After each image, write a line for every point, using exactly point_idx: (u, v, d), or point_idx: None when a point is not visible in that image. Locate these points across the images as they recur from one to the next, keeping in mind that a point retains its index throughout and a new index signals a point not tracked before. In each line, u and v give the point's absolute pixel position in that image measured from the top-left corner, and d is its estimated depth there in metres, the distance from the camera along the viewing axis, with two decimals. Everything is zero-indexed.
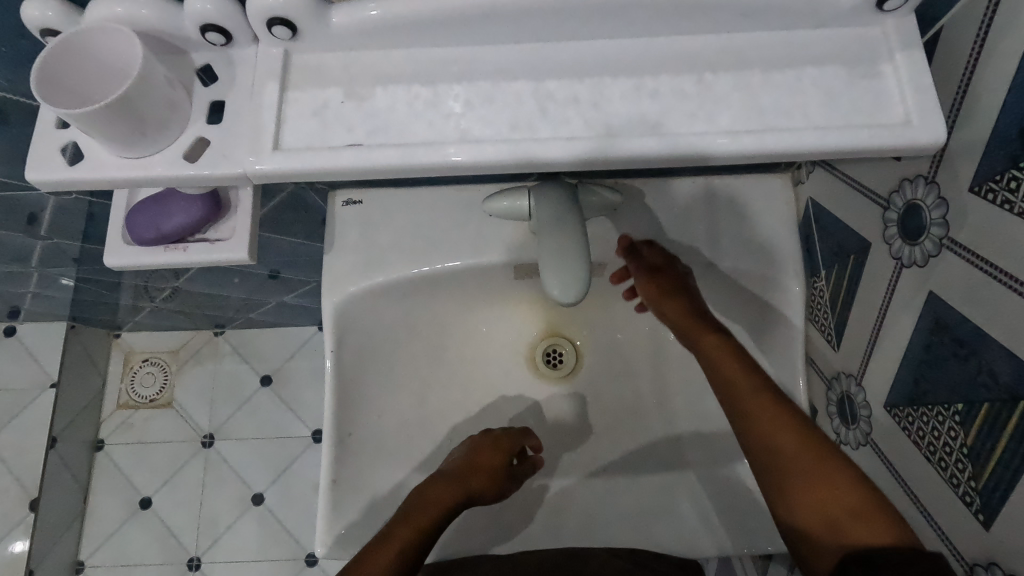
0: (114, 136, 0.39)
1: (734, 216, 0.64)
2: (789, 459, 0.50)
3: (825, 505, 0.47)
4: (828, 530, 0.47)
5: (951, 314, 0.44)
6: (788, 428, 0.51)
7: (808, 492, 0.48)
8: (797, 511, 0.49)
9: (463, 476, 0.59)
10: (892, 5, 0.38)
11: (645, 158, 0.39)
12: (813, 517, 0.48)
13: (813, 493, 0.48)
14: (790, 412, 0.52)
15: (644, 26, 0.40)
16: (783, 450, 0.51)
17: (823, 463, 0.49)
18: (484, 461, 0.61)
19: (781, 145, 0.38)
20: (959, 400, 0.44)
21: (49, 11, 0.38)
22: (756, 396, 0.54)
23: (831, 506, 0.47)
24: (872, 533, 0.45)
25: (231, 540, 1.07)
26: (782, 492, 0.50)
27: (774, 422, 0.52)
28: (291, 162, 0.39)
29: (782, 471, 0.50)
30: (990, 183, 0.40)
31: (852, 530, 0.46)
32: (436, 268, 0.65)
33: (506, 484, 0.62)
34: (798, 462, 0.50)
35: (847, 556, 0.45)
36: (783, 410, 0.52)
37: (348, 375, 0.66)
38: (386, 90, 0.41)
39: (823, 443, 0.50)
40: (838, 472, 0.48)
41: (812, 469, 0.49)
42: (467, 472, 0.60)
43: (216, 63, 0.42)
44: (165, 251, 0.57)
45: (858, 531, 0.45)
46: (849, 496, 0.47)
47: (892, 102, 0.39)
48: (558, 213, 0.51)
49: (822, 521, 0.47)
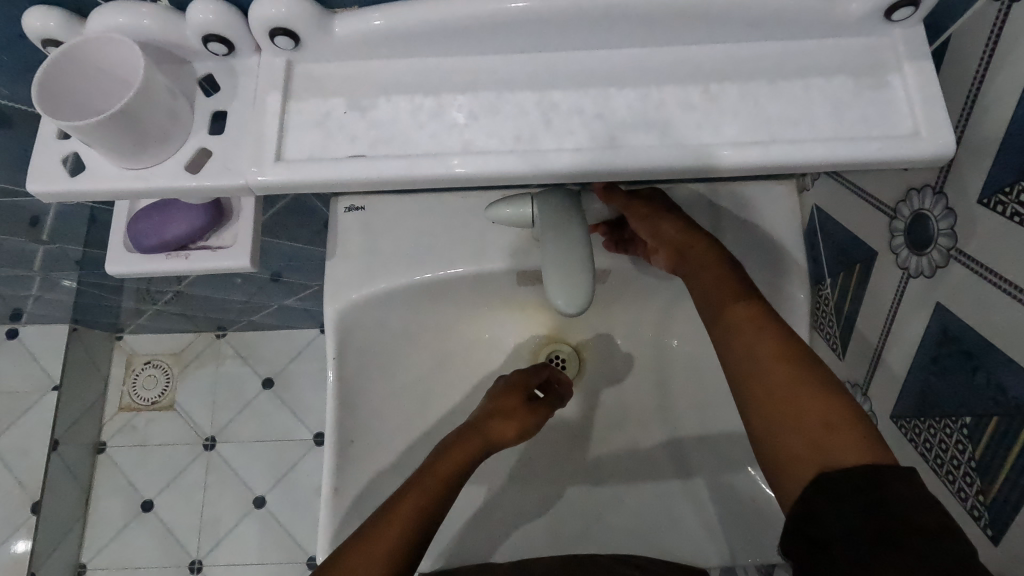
0: (115, 147, 0.38)
1: (739, 222, 0.63)
2: (771, 374, 0.46)
3: (801, 420, 0.43)
4: (798, 446, 0.43)
5: (959, 326, 0.44)
6: (772, 343, 0.47)
7: (785, 405, 0.44)
8: (769, 423, 0.45)
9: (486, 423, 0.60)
10: (900, 16, 0.38)
11: (651, 168, 0.38)
12: (789, 434, 0.44)
13: (792, 410, 0.44)
14: (776, 326, 0.48)
15: (650, 36, 0.39)
16: (762, 362, 0.46)
17: (805, 379, 0.45)
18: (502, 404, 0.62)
19: (788, 156, 0.38)
20: (968, 412, 0.44)
21: (51, 21, 0.38)
22: (742, 308, 0.49)
23: (807, 424, 0.43)
24: (846, 454, 0.41)
25: (233, 543, 1.06)
26: (755, 400, 0.46)
27: (758, 333, 0.48)
28: (293, 173, 0.39)
29: (758, 383, 0.46)
30: (1000, 195, 0.39)
31: (826, 447, 0.42)
32: (439, 275, 0.65)
33: (527, 422, 0.62)
34: (778, 375, 0.45)
35: (817, 474, 0.41)
36: (771, 323, 0.48)
37: (350, 380, 0.65)
38: (389, 100, 0.41)
39: (809, 364, 0.45)
40: (817, 392, 0.44)
41: (794, 383, 0.45)
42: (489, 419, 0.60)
43: (218, 72, 0.42)
44: (167, 259, 0.57)
45: (830, 448, 0.42)
46: (829, 414, 0.43)
47: (900, 113, 0.39)
48: (562, 221, 0.50)
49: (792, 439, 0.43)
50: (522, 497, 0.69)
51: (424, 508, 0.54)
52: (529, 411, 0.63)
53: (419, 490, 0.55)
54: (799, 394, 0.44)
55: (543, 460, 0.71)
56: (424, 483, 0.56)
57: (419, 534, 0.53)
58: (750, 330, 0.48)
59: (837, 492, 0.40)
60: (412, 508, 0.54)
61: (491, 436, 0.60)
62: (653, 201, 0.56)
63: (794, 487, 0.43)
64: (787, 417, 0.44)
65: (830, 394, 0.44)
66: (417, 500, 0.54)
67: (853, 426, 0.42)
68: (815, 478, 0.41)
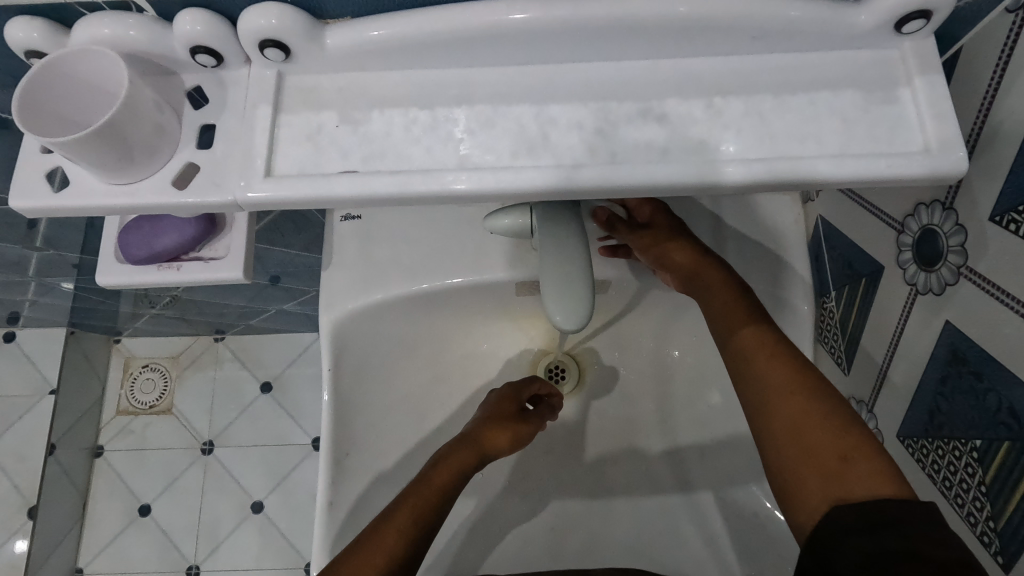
0: (100, 163, 0.37)
1: (741, 233, 0.62)
2: (785, 402, 0.46)
3: (815, 451, 0.44)
4: (813, 478, 0.43)
5: (969, 346, 0.42)
6: (784, 371, 0.47)
7: (799, 437, 0.45)
8: (785, 454, 0.45)
9: (481, 434, 0.60)
10: (910, 28, 0.37)
11: (652, 185, 0.37)
12: (803, 465, 0.44)
13: (807, 441, 0.44)
14: (787, 353, 0.49)
15: (651, 48, 0.38)
16: (776, 392, 0.47)
17: (819, 409, 0.45)
18: (495, 413, 0.62)
19: (795, 173, 0.37)
20: (978, 435, 0.43)
21: (33, 32, 0.37)
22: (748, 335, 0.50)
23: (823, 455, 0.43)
24: (866, 485, 0.41)
25: (230, 550, 1.05)
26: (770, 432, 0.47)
27: (770, 362, 0.48)
28: (283, 188, 0.38)
29: (771, 414, 0.47)
30: (1013, 213, 0.38)
31: (842, 479, 0.42)
32: (436, 285, 0.63)
33: (520, 432, 0.62)
34: (791, 405, 0.46)
35: (832, 507, 0.41)
36: (783, 351, 0.49)
37: (345, 392, 0.64)
38: (383, 114, 0.39)
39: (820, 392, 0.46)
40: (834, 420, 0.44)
41: (807, 412, 0.45)
42: (483, 429, 0.60)
43: (206, 84, 0.41)
44: (158, 270, 0.56)
45: (846, 481, 0.42)
46: (845, 445, 0.43)
47: (909, 128, 0.38)
48: (561, 234, 0.49)
49: (807, 470, 0.43)
50: (521, 510, 0.68)
51: (420, 520, 0.54)
52: (523, 422, 0.63)
53: (414, 502, 0.55)
54: (812, 424, 0.44)
55: (543, 473, 0.70)
56: (419, 495, 0.55)
57: (415, 546, 0.53)
58: (763, 359, 0.49)
59: (853, 524, 0.40)
60: (408, 519, 0.53)
61: (484, 447, 0.60)
62: (665, 228, 0.57)
63: (808, 521, 0.43)
64: (802, 448, 0.44)
65: (846, 424, 0.44)
66: (413, 512, 0.54)
67: (872, 457, 0.42)
68: (828, 512, 0.41)
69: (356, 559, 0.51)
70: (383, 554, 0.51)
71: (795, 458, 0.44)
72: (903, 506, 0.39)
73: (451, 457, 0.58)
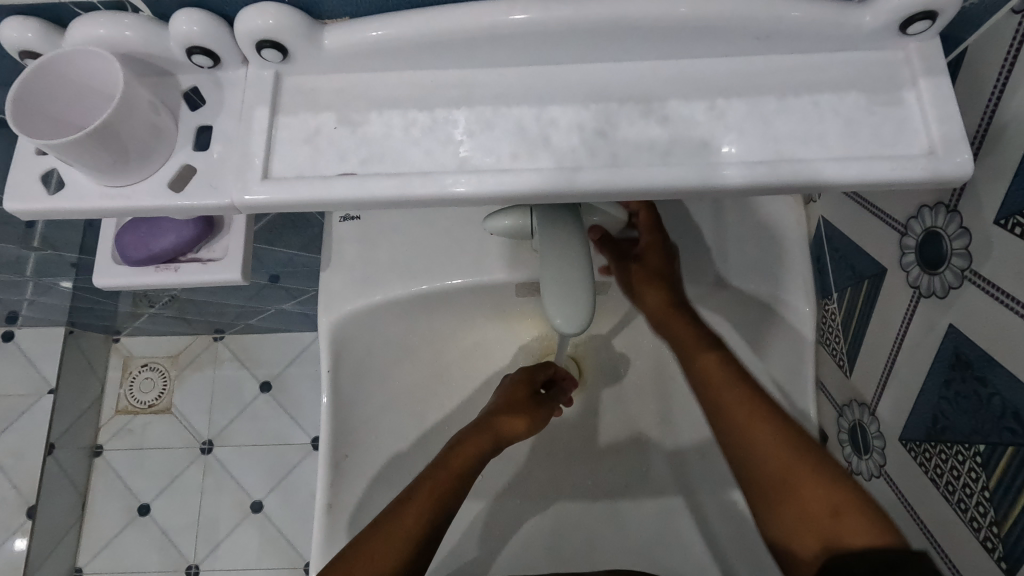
0: (95, 165, 0.37)
1: (743, 234, 0.62)
2: (765, 453, 0.52)
3: (814, 514, 0.48)
4: (809, 531, 0.48)
5: (974, 350, 0.42)
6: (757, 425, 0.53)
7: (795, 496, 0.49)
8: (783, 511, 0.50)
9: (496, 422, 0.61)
10: (916, 29, 0.36)
11: (655, 187, 0.37)
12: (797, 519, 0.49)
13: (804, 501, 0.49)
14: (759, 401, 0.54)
15: (654, 49, 0.38)
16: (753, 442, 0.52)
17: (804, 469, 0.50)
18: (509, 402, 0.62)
19: (799, 175, 0.36)
20: (982, 440, 0.42)
21: (29, 32, 0.36)
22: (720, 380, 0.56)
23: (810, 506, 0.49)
24: (855, 535, 0.46)
25: (229, 549, 1.05)
26: (765, 499, 0.51)
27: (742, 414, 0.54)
28: (281, 190, 0.37)
29: (755, 465, 0.52)
30: (1018, 217, 0.37)
31: (832, 531, 0.47)
32: (435, 286, 0.63)
33: (535, 417, 0.63)
34: (772, 457, 0.51)
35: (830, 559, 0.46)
36: (755, 402, 0.54)
37: (344, 394, 0.64)
38: (381, 115, 0.39)
39: (797, 442, 0.51)
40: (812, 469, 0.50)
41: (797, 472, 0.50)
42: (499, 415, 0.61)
43: (203, 84, 0.40)
44: (156, 272, 0.55)
45: (838, 532, 0.47)
46: (830, 497, 0.48)
47: (914, 130, 0.37)
48: (561, 235, 0.48)
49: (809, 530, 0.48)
50: (521, 510, 0.67)
51: (432, 516, 0.54)
52: (536, 406, 0.63)
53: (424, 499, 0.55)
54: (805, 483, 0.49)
55: (543, 474, 0.69)
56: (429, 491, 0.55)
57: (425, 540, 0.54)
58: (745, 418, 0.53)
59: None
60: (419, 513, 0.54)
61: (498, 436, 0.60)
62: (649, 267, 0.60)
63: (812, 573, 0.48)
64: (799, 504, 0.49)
65: (828, 478, 0.49)
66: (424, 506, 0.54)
67: (857, 505, 0.47)
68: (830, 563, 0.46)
69: (373, 548, 0.52)
70: (396, 547, 0.52)
71: (796, 513, 0.49)
72: (896, 553, 0.43)
73: (467, 442, 0.59)
